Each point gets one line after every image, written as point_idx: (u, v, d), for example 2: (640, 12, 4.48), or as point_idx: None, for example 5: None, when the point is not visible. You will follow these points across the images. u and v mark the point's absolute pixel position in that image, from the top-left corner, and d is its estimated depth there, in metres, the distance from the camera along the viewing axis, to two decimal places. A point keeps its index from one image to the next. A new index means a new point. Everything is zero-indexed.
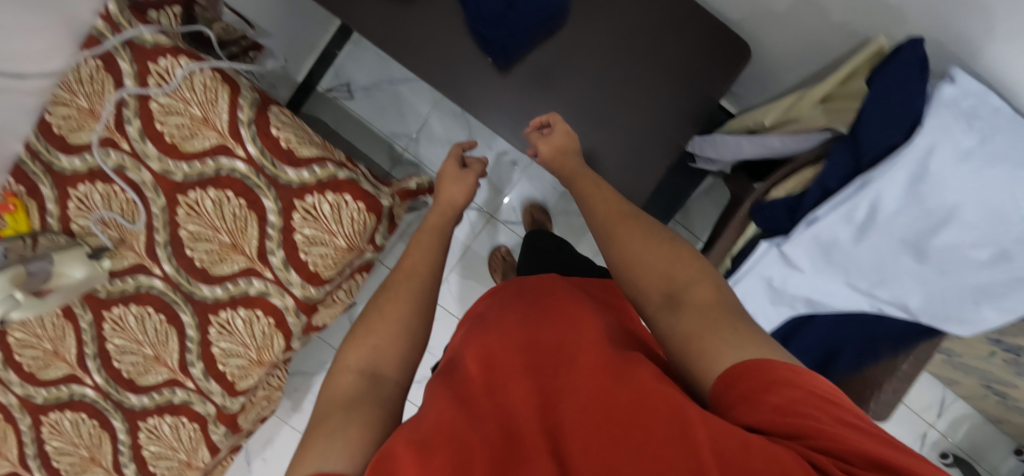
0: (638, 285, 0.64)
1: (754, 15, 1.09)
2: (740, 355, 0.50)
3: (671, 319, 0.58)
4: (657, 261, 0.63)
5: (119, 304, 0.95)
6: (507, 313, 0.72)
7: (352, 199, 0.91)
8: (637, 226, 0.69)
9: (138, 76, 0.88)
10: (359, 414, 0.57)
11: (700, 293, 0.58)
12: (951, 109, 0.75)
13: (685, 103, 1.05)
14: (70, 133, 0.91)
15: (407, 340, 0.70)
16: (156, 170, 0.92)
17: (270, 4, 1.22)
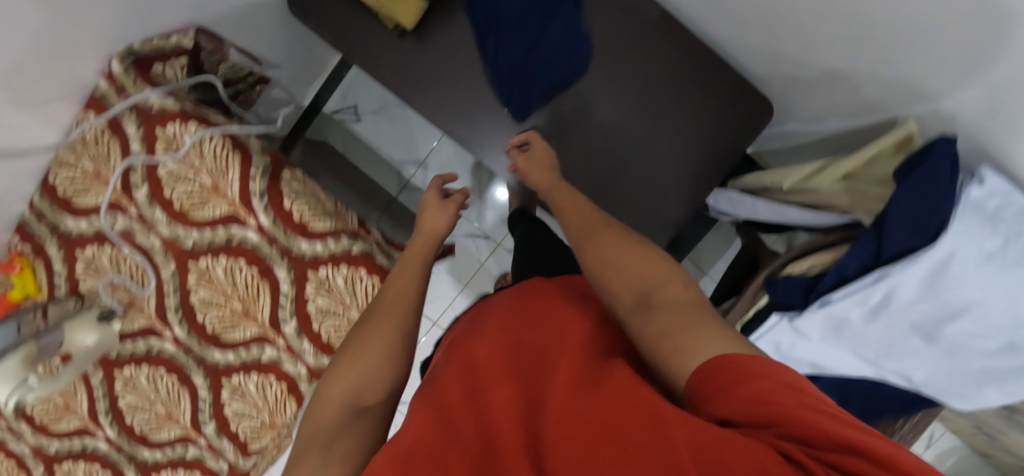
0: (609, 284, 0.53)
1: (779, 75, 0.81)
2: (712, 347, 0.40)
3: (641, 320, 0.47)
4: (628, 262, 0.54)
5: (130, 363, 0.70)
6: (477, 324, 0.55)
7: (245, 262, 0.66)
8: (612, 234, 0.59)
9: (145, 140, 0.64)
10: (340, 445, 0.42)
11: (672, 293, 0.49)
12: (977, 211, 0.59)
13: (727, 149, 0.84)
14: (77, 196, 0.66)
15: (366, 376, 0.49)
16: (164, 237, 0.66)
17: (276, 35, 0.89)
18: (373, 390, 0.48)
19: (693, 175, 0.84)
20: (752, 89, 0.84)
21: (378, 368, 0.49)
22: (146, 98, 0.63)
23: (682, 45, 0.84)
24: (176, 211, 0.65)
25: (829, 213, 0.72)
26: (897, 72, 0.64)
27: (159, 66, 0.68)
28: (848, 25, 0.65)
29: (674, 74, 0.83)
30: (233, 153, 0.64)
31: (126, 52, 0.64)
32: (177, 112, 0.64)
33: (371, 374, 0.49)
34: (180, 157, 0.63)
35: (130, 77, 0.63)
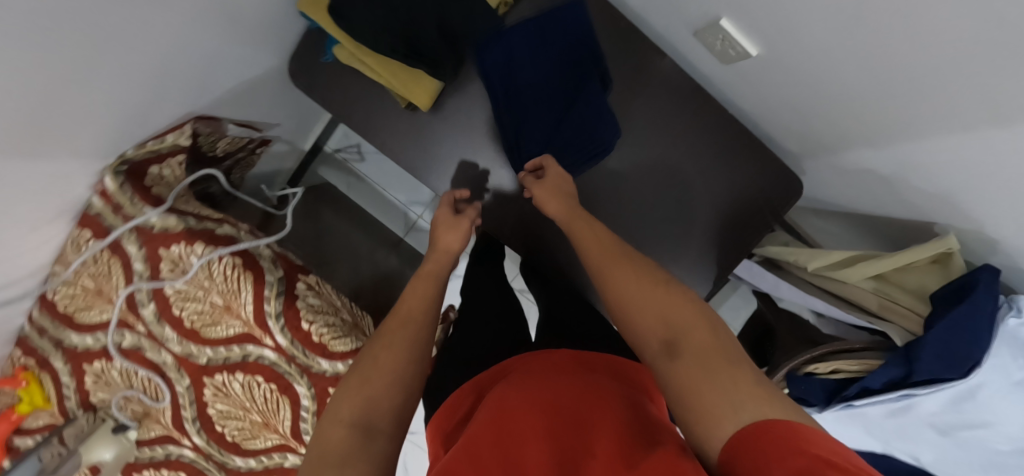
0: (634, 327, 0.54)
1: (812, 158, 0.78)
2: (744, 418, 0.41)
3: (670, 368, 0.49)
4: (650, 301, 0.54)
5: (149, 467, 0.69)
6: (506, 385, 0.55)
7: (262, 378, 0.64)
8: (631, 266, 0.58)
9: (149, 264, 0.60)
10: (352, 468, 0.41)
11: (698, 338, 0.49)
12: (1015, 341, 0.58)
13: (749, 224, 0.82)
14: (80, 312, 0.62)
15: (379, 398, 0.47)
16: (177, 353, 0.63)
17: (277, 98, 0.83)
18: (381, 408, 0.46)
19: (716, 256, 0.83)
20: (778, 166, 0.82)
21: (389, 391, 0.48)
22: (148, 219, 0.59)
23: (707, 121, 0.81)
24: (187, 329, 0.62)
25: (854, 315, 0.71)
26: (941, 190, 0.61)
27: (157, 168, 0.63)
28: (898, 141, 0.61)
29: (697, 152, 0.81)
30: (245, 275, 0.60)
31: (119, 162, 0.59)
32: (182, 231, 0.60)
33: (383, 396, 0.47)
34: (188, 280, 0.60)
35: (127, 194, 0.59)
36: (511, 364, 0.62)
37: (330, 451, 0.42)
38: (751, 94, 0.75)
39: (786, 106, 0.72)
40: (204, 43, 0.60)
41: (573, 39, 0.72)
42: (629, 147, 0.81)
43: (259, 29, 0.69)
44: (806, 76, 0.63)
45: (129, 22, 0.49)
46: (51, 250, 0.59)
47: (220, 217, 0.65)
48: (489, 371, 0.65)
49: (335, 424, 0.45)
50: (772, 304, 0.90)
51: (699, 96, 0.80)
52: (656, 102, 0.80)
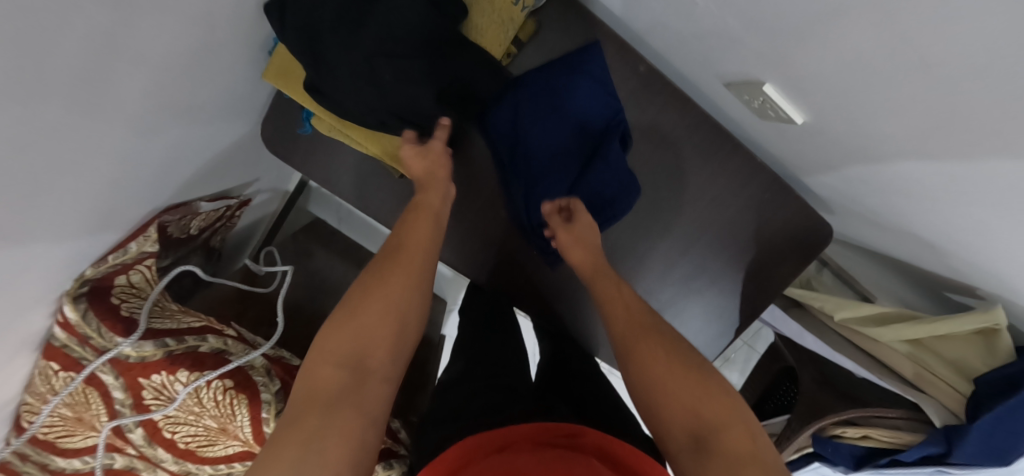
0: (659, 415, 0.48)
1: (843, 207, 0.72)
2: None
3: (698, 468, 0.42)
4: (681, 387, 0.48)
5: None
6: (508, 458, 0.43)
7: None
8: (662, 345, 0.52)
9: (131, 393, 0.53)
10: (341, 412, 0.40)
11: (735, 439, 0.43)
12: None
13: (773, 276, 0.76)
14: (62, 439, 0.56)
15: (369, 335, 0.46)
16: (175, 473, 0.58)
17: (253, 157, 0.74)
18: (377, 348, 0.46)
19: (738, 310, 0.78)
20: (816, 224, 0.73)
21: (384, 326, 0.48)
22: (122, 350, 0.52)
23: (735, 174, 0.73)
24: (183, 449, 0.57)
25: (885, 380, 0.68)
26: (992, 269, 0.56)
27: (125, 278, 0.56)
28: (947, 221, 0.55)
29: (722, 206, 0.74)
30: (238, 398, 0.56)
31: (79, 284, 0.52)
32: (162, 358, 0.54)
33: (374, 330, 0.47)
34: (176, 407, 0.54)
35: (93, 325, 0.51)
36: (518, 434, 0.47)
37: (323, 385, 0.42)
38: (783, 147, 0.68)
39: (824, 165, 0.64)
40: (158, 139, 0.52)
41: (590, 99, 0.65)
42: (648, 202, 0.74)
43: (222, 104, 0.59)
44: (849, 147, 0.56)
45: (62, 154, 0.41)
46: (17, 382, 0.53)
47: (200, 324, 0.59)
48: (476, 437, 0.47)
49: (323, 362, 0.44)
50: (791, 344, 0.88)
51: (726, 145, 0.72)
52: (677, 152, 0.72)
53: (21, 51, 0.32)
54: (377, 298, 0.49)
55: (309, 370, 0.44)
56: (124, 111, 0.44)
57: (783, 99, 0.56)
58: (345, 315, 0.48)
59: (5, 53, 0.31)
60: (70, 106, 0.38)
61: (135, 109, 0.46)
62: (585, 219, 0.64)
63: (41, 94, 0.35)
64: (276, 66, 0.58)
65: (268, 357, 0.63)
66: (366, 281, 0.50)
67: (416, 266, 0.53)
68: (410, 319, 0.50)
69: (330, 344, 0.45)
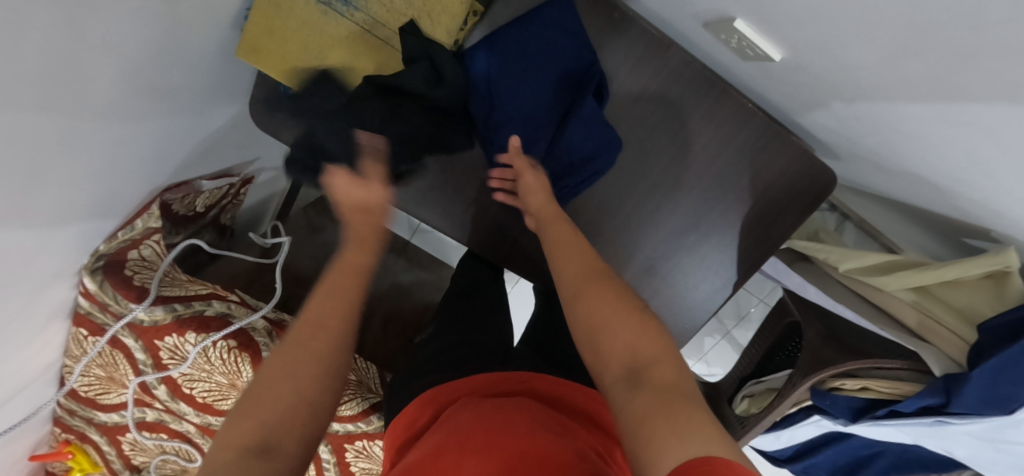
0: (598, 348, 0.45)
1: (847, 153, 0.67)
2: (690, 452, 0.33)
3: (627, 396, 0.40)
4: (623, 325, 0.45)
5: None
6: (454, 414, 0.49)
7: None
8: (611, 289, 0.48)
9: (149, 352, 0.60)
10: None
11: (665, 372, 0.41)
12: None
13: (770, 230, 0.73)
14: (100, 395, 0.64)
15: (276, 410, 0.39)
16: (198, 423, 0.66)
17: (248, 135, 0.77)
18: (288, 432, 0.38)
19: (736, 264, 0.76)
20: (820, 169, 0.68)
21: (290, 398, 0.40)
22: (136, 315, 0.58)
23: (725, 122, 0.70)
24: (201, 404, 0.64)
25: (888, 331, 0.66)
26: (1000, 207, 0.52)
27: (136, 252, 0.61)
28: (949, 159, 0.51)
29: (713, 156, 0.71)
30: (242, 356, 0.61)
31: (95, 259, 0.58)
32: (171, 322, 0.59)
33: (280, 407, 0.39)
34: (188, 366, 0.60)
35: (109, 293, 0.58)
36: (462, 390, 0.54)
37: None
38: (775, 88, 0.64)
39: (816, 105, 0.61)
40: (146, 122, 0.56)
41: (556, 52, 0.64)
42: (633, 157, 0.73)
43: (206, 82, 0.62)
44: (832, 80, 0.54)
45: (52, 139, 0.45)
46: (55, 348, 0.61)
47: (207, 291, 0.64)
48: (434, 390, 0.56)
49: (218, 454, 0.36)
50: (798, 298, 0.84)
51: (715, 89, 0.68)
52: (661, 102, 0.70)
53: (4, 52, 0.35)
54: (288, 365, 0.41)
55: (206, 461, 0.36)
56: (104, 94, 0.48)
57: (757, 35, 0.55)
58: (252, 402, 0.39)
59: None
60: (54, 97, 0.42)
61: (118, 93, 0.50)
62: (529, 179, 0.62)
63: (22, 86, 0.39)
64: (246, 40, 0.59)
65: (268, 319, 0.67)
66: (287, 341, 0.43)
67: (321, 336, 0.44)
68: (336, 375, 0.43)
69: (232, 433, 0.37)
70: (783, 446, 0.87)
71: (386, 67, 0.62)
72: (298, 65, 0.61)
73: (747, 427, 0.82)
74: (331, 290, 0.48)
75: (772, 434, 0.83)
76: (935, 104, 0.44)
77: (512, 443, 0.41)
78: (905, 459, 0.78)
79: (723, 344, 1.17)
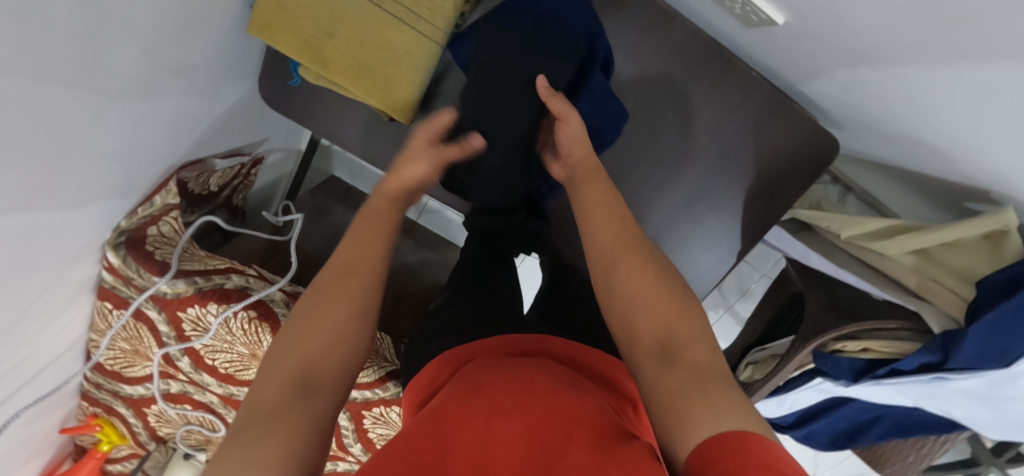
0: (633, 327, 0.47)
1: (848, 119, 0.69)
2: (724, 424, 0.35)
3: (660, 374, 0.42)
4: (662, 307, 0.47)
5: None
6: (478, 368, 0.49)
7: None
8: (653, 270, 0.50)
9: (172, 323, 0.62)
10: (287, 421, 0.36)
11: (698, 352, 0.43)
12: None
13: (774, 201, 0.74)
14: (125, 368, 0.67)
15: (319, 348, 0.42)
16: (222, 394, 0.68)
17: (257, 114, 0.78)
18: (327, 363, 0.42)
19: (741, 234, 0.76)
20: (821, 138, 0.69)
21: (334, 339, 0.43)
22: (159, 287, 0.60)
23: (729, 94, 0.71)
24: (223, 374, 0.66)
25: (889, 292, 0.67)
26: (997, 165, 0.53)
27: (155, 228, 0.63)
28: (948, 119, 0.52)
29: (717, 127, 0.73)
30: (263, 326, 0.63)
31: (116, 235, 0.60)
32: (193, 293, 0.61)
33: (322, 346, 0.42)
34: (211, 336, 0.62)
35: (132, 267, 0.60)
36: (479, 350, 0.54)
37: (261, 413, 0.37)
38: (777, 55, 0.66)
39: (818, 71, 0.62)
40: (164, 99, 0.57)
41: (562, 23, 0.65)
42: (640, 129, 0.75)
43: (220, 60, 0.64)
44: (835, 43, 0.55)
45: (79, 113, 0.47)
46: (81, 323, 0.63)
47: (225, 266, 0.66)
48: (457, 350, 0.56)
49: (270, 388, 0.39)
50: (800, 267, 0.85)
51: (720, 61, 0.69)
52: (664, 77, 0.72)
53: (28, 20, 0.37)
54: (327, 309, 0.44)
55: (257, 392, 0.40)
56: (125, 71, 0.50)
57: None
58: (295, 339, 0.43)
59: (18, 23, 0.36)
60: (75, 69, 0.44)
61: (137, 70, 0.51)
62: (573, 123, 0.62)
63: (50, 58, 0.40)
64: (257, 17, 0.61)
65: (286, 292, 0.68)
66: (326, 288, 0.46)
67: (360, 278, 0.47)
68: (370, 317, 0.46)
69: (282, 368, 0.41)
70: (785, 412, 0.89)
71: (395, 41, 0.62)
72: (307, 40, 0.62)
73: (750, 393, 0.84)
74: (365, 241, 0.51)
75: (775, 399, 0.85)
76: (934, 62, 0.46)
77: (539, 399, 0.43)
78: (904, 422, 0.80)
79: (726, 318, 1.19)
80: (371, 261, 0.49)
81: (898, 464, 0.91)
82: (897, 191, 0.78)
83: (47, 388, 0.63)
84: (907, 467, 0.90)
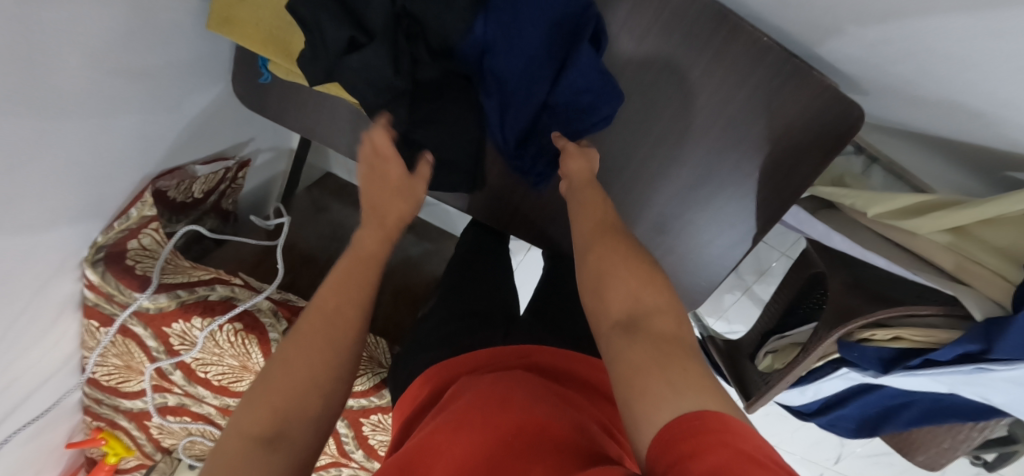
0: (602, 297, 0.43)
1: (875, 84, 0.61)
2: (682, 403, 0.31)
3: (622, 344, 0.38)
4: (627, 277, 0.43)
5: None
6: (456, 387, 0.46)
7: None
8: (624, 244, 0.46)
9: (159, 338, 0.61)
10: None
11: (664, 321, 0.39)
12: None
13: (779, 173, 0.68)
14: (120, 384, 0.66)
15: (297, 399, 0.37)
16: (219, 405, 0.67)
17: (236, 115, 0.75)
18: (302, 417, 0.36)
19: (755, 216, 0.72)
20: (843, 107, 0.62)
21: (313, 389, 0.38)
22: (140, 303, 0.58)
23: (736, 62, 0.63)
24: (217, 386, 0.65)
25: (922, 276, 0.61)
26: None
27: (136, 241, 0.61)
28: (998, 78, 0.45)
29: (725, 99, 0.65)
30: (249, 338, 0.61)
31: (94, 251, 0.58)
32: (176, 308, 0.59)
33: (300, 395, 0.37)
34: (199, 350, 0.61)
35: (112, 283, 0.58)
36: (468, 363, 0.51)
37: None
38: (791, 17, 0.58)
39: (841, 32, 0.55)
40: (126, 104, 0.54)
41: None
42: (639, 109, 0.69)
43: (185, 61, 0.60)
44: None
45: (24, 130, 0.44)
46: (71, 341, 0.62)
47: (210, 276, 0.63)
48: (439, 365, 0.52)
49: (234, 439, 0.35)
50: (822, 248, 0.79)
51: (725, 27, 0.62)
52: (664, 48, 0.65)
53: None
54: (304, 354, 0.39)
55: (218, 448, 0.35)
56: (75, 81, 0.46)
57: None
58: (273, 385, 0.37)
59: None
60: (17, 83, 0.41)
61: (87, 78, 0.48)
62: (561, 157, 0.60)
63: None
64: (216, 11, 0.57)
65: (274, 300, 0.66)
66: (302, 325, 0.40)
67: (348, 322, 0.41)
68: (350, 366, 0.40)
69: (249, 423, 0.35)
70: (808, 401, 0.84)
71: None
72: (270, 33, 0.58)
73: (770, 384, 0.80)
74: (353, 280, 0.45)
75: (798, 389, 0.80)
76: None
77: (511, 415, 0.40)
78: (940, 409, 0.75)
79: (744, 300, 1.14)
80: (355, 297, 0.43)
81: (932, 450, 0.85)
82: (930, 161, 0.70)
83: (43, 406, 0.62)
84: (943, 454, 0.85)
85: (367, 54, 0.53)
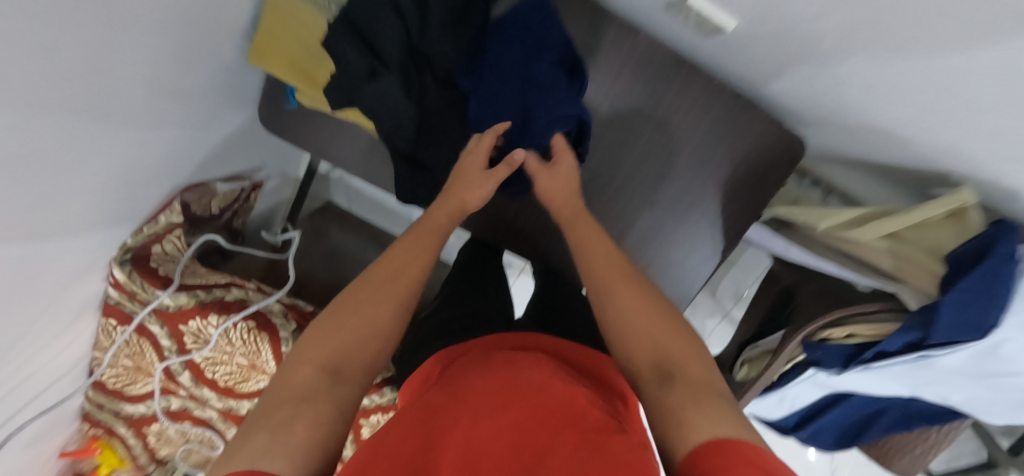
0: (631, 351, 0.49)
1: (813, 115, 0.72)
2: (718, 430, 0.37)
3: (660, 391, 0.44)
4: (656, 332, 0.49)
5: None
6: (462, 372, 0.50)
7: None
8: (646, 299, 0.53)
9: (174, 337, 0.65)
10: (313, 408, 0.38)
11: (695, 370, 0.46)
12: None
13: (740, 194, 0.79)
14: (127, 386, 0.68)
15: (355, 342, 0.45)
16: (221, 409, 0.69)
17: (254, 141, 0.83)
18: (357, 358, 0.44)
19: (721, 232, 0.81)
20: (786, 138, 0.74)
21: (368, 335, 0.45)
22: (161, 300, 0.63)
23: (698, 98, 0.74)
24: (222, 388, 0.67)
25: (869, 277, 0.69)
26: (954, 140, 0.56)
27: (159, 247, 0.66)
28: (903, 99, 0.55)
29: (688, 129, 0.76)
30: (261, 336, 0.65)
31: (122, 252, 0.63)
32: (194, 306, 0.64)
33: (358, 340, 0.45)
34: (211, 348, 0.65)
35: (137, 282, 0.62)
36: (474, 349, 0.55)
37: (289, 397, 0.39)
38: (739, 61, 0.70)
39: (779, 71, 0.67)
40: (168, 121, 0.61)
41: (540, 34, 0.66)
42: (617, 137, 0.79)
43: (218, 88, 0.68)
44: (788, 42, 0.59)
45: (79, 135, 0.50)
46: (86, 340, 0.65)
47: (227, 280, 0.69)
48: (443, 355, 0.57)
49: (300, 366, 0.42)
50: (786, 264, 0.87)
51: (683, 69, 0.74)
52: (638, 86, 0.75)
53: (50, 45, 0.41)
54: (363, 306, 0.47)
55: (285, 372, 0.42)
56: (132, 96, 0.54)
57: (707, 7, 0.60)
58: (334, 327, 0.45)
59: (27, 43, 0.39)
60: (88, 92, 0.48)
61: (139, 96, 0.55)
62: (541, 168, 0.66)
63: (65, 81, 0.44)
64: (256, 47, 0.66)
65: (285, 303, 0.70)
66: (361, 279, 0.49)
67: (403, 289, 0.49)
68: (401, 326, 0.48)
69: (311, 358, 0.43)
70: (786, 412, 0.89)
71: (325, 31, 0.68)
72: (298, 65, 0.67)
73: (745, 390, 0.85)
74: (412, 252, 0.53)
75: (775, 398, 0.85)
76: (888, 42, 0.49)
77: (525, 396, 0.44)
78: (908, 413, 0.81)
79: (723, 326, 1.20)
80: (414, 267, 0.52)
81: (905, 458, 0.90)
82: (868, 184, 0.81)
83: (48, 406, 0.64)
84: (915, 462, 0.89)
85: (384, 82, 0.63)
